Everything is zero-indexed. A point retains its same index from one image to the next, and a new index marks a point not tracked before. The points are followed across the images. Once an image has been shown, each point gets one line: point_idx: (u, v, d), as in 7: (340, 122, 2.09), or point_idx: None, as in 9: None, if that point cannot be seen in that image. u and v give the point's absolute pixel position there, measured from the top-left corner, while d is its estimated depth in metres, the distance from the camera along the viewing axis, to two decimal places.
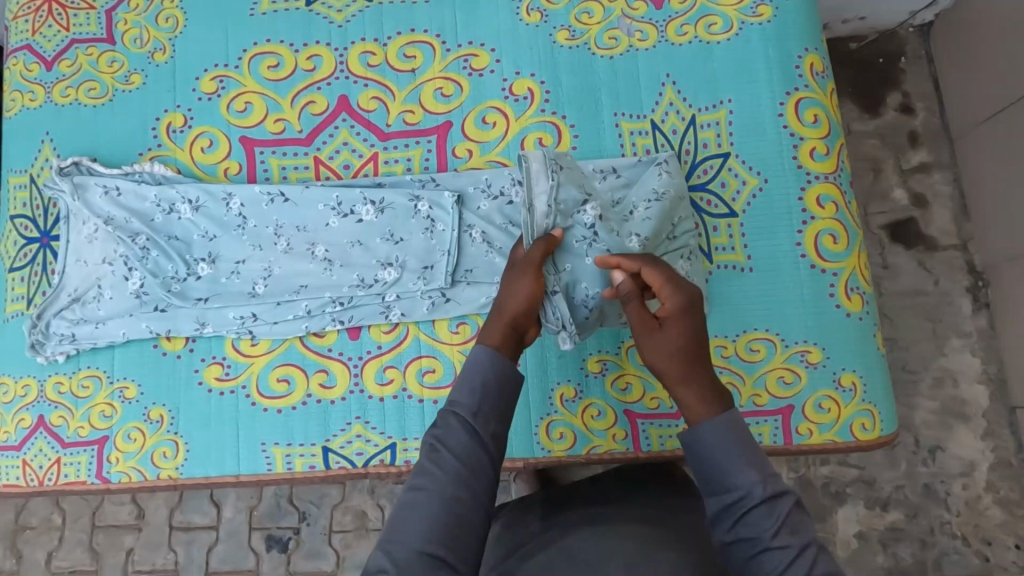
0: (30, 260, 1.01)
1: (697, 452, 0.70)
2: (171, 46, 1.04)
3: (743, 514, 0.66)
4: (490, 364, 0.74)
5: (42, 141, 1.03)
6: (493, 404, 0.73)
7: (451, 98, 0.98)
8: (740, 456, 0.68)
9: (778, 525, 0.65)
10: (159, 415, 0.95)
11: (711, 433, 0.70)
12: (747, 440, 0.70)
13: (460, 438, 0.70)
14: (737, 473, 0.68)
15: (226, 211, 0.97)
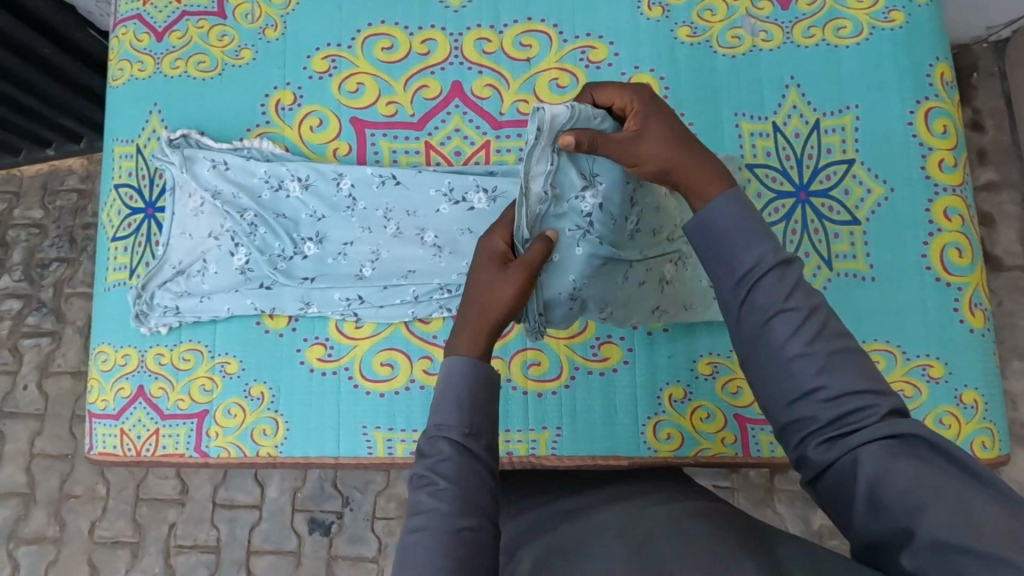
0: (133, 230, 1.10)
1: (710, 234, 0.78)
2: (281, 23, 1.14)
3: (758, 282, 0.74)
4: (469, 380, 0.82)
5: (150, 111, 1.12)
6: (481, 417, 0.80)
7: (563, 88, 1.14)
8: (753, 233, 0.76)
9: (789, 290, 0.73)
10: (260, 392, 1.08)
11: (721, 208, 0.78)
12: (754, 217, 0.77)
13: (451, 459, 0.77)
14: (752, 247, 0.75)
15: (336, 191, 1.08)
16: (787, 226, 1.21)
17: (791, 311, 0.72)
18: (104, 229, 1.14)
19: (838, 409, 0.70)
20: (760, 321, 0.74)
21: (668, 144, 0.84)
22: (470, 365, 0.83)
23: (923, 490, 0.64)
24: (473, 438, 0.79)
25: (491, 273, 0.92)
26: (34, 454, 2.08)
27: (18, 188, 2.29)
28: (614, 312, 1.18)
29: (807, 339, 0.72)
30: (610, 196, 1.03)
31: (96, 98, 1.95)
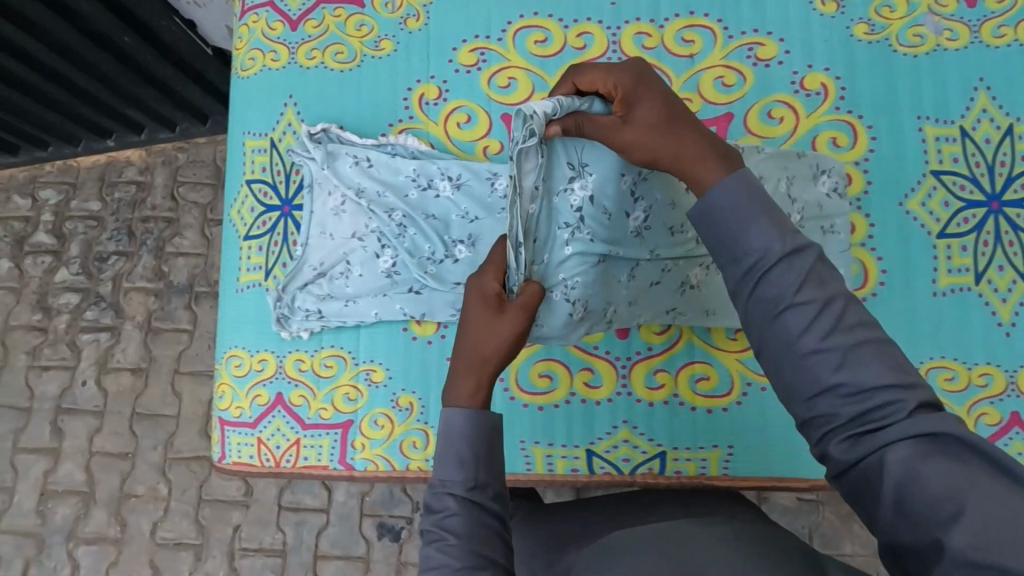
0: (270, 228, 1.17)
1: (705, 218, 0.74)
2: (422, 13, 1.20)
3: (765, 273, 0.69)
4: (471, 432, 0.81)
5: (286, 104, 1.20)
6: (484, 470, 0.80)
7: (732, 87, 1.24)
8: (750, 213, 0.71)
9: (800, 280, 0.68)
10: (408, 403, 1.14)
11: (723, 195, 0.73)
12: (760, 193, 0.72)
13: (458, 516, 0.78)
14: (751, 233, 0.70)
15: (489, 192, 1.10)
16: (977, 239, 1.25)
17: (805, 305, 0.67)
18: (236, 228, 1.19)
19: (860, 406, 0.65)
20: (772, 315, 0.68)
21: (654, 124, 0.82)
22: (468, 414, 0.82)
23: (955, 491, 0.60)
24: (477, 492, 0.79)
25: (480, 312, 0.89)
26: (94, 451, 2.04)
27: (75, 179, 2.24)
28: (619, 311, 1.20)
29: (821, 333, 0.66)
30: (601, 192, 1.07)
31: (164, 89, 1.89)
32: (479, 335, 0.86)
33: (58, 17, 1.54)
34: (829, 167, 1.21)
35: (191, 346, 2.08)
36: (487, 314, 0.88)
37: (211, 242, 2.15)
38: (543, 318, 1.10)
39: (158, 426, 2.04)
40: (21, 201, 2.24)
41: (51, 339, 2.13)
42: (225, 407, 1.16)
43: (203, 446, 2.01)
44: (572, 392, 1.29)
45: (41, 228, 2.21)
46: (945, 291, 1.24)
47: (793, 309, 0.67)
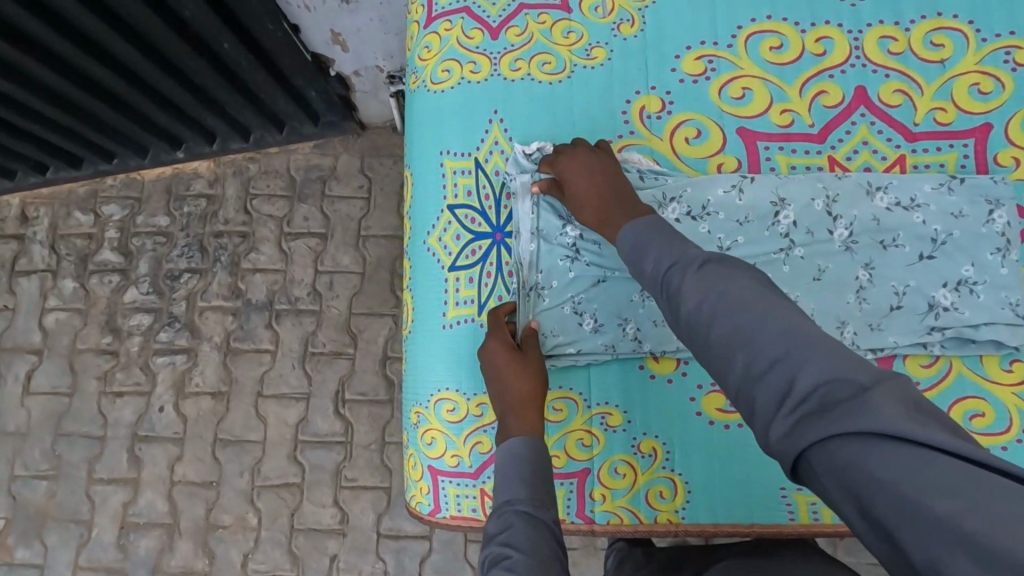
0: (481, 257, 0.87)
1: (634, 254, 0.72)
2: (641, 18, 0.89)
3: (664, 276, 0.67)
4: (530, 452, 0.72)
5: (491, 120, 0.89)
6: (547, 488, 0.69)
7: (991, 97, 0.85)
8: (651, 236, 0.70)
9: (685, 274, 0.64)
10: (652, 449, 0.82)
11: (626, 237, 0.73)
12: (665, 228, 0.72)
13: (525, 529, 0.63)
14: (649, 255, 0.69)
15: (782, 218, 0.81)
16: None
17: (699, 298, 0.63)
18: (435, 256, 0.89)
19: (776, 386, 0.54)
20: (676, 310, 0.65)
21: (588, 193, 0.79)
22: (525, 437, 0.73)
23: (908, 491, 0.45)
24: (542, 510, 0.66)
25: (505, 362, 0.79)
26: (175, 481, 1.93)
27: (139, 193, 2.13)
28: (647, 332, 0.82)
29: (710, 320, 0.61)
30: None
31: (248, 95, 1.78)
32: (506, 384, 0.78)
33: (161, 18, 1.42)
34: (886, 182, 0.82)
35: (274, 367, 1.98)
36: (511, 360, 0.79)
37: (289, 257, 2.05)
38: (565, 335, 0.82)
39: (244, 451, 1.94)
40: (82, 216, 2.12)
41: (123, 363, 2.02)
42: (435, 455, 0.86)
43: (294, 472, 1.91)
44: None
45: (105, 245, 2.10)
46: None
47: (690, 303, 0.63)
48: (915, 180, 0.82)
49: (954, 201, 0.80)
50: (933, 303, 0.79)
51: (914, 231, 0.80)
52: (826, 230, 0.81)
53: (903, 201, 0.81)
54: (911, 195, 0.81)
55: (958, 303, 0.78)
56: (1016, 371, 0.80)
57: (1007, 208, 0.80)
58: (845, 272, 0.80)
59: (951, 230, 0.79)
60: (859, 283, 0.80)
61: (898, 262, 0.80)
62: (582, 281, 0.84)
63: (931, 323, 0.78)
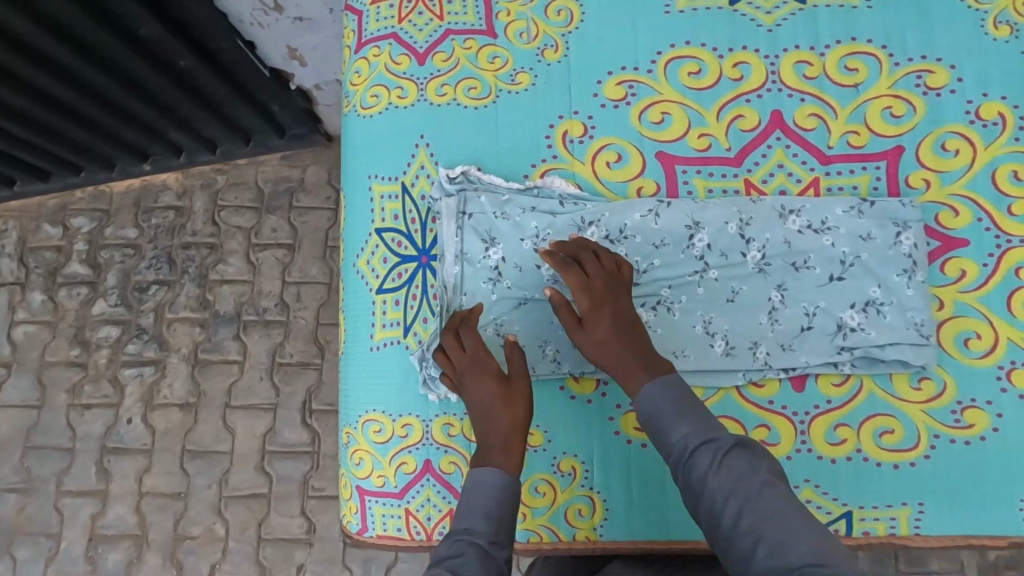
0: (407, 280, 0.89)
1: (652, 423, 0.72)
2: (564, 43, 0.91)
3: (688, 462, 0.68)
4: (503, 489, 0.73)
5: (416, 145, 0.91)
6: (510, 529, 0.72)
7: (903, 120, 0.87)
8: (678, 413, 0.71)
9: (714, 466, 0.67)
10: (572, 467, 0.83)
11: (647, 399, 0.73)
12: (687, 398, 0.72)
13: (473, 561, 0.68)
14: (675, 428, 0.70)
15: (695, 242, 0.83)
16: None
17: (724, 488, 0.65)
18: (364, 279, 0.91)
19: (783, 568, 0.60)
20: (698, 493, 0.67)
21: (612, 341, 0.76)
22: (505, 475, 0.74)
23: None
24: (497, 549, 0.70)
25: (491, 394, 0.77)
26: (144, 492, 1.94)
27: (107, 206, 2.13)
28: (565, 355, 0.83)
29: (734, 513, 0.64)
30: (523, 226, 0.86)
31: (214, 110, 1.79)
32: (493, 415, 0.76)
33: (118, 39, 1.44)
34: (799, 205, 0.83)
35: (242, 379, 1.99)
36: (499, 392, 0.77)
37: (257, 269, 2.06)
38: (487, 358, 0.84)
39: (213, 463, 1.95)
40: (51, 229, 2.13)
41: (92, 375, 2.03)
42: (363, 475, 0.88)
43: (261, 483, 1.93)
44: None
45: (74, 258, 2.11)
46: None
47: (714, 492, 0.66)
48: (828, 203, 0.83)
49: (863, 224, 0.82)
50: (841, 324, 0.81)
51: (824, 253, 0.82)
52: (739, 253, 0.83)
53: (815, 223, 0.83)
54: (823, 218, 0.83)
55: (864, 323, 0.80)
56: (925, 389, 0.82)
57: (914, 230, 0.82)
58: (759, 293, 0.82)
59: (859, 252, 0.81)
60: (771, 304, 0.82)
61: (809, 284, 0.82)
62: (504, 305, 0.85)
63: (840, 344, 0.81)
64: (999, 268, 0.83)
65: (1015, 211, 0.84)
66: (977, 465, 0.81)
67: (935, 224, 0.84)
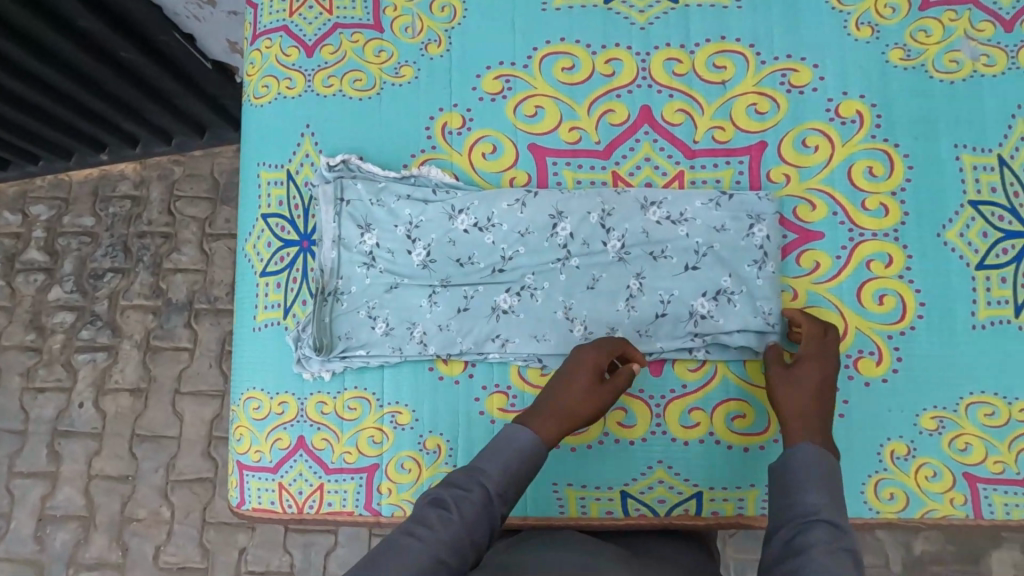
0: (288, 264, 0.92)
1: (782, 480, 0.69)
2: (447, 38, 0.94)
3: (803, 529, 0.63)
4: (529, 454, 0.73)
5: (302, 134, 0.94)
6: (516, 492, 0.70)
7: (767, 116, 0.89)
8: (814, 481, 0.67)
9: (828, 544, 0.61)
10: (436, 445, 0.87)
11: (801, 453, 0.71)
12: (835, 486, 0.68)
13: (475, 500, 0.65)
14: (813, 494, 0.66)
15: (556, 231, 0.87)
16: (1016, 270, 0.84)
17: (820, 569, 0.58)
18: (251, 262, 0.95)
19: None
20: (794, 554, 0.61)
21: (810, 389, 0.77)
22: (538, 443, 0.74)
23: None
24: (498, 504, 0.67)
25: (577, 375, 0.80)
26: (93, 475, 1.98)
27: (66, 195, 2.17)
28: (432, 336, 0.87)
29: None
30: (397, 214, 0.89)
31: (165, 102, 1.80)
32: (569, 396, 0.79)
33: (74, 42, 1.49)
34: (660, 197, 0.87)
35: (192, 365, 2.03)
36: (591, 380, 0.79)
37: (209, 258, 2.10)
38: (357, 338, 0.88)
39: (161, 447, 1.99)
40: (11, 216, 2.17)
41: (46, 360, 2.07)
42: (242, 451, 0.91)
43: (207, 468, 1.96)
44: (606, 432, 0.86)
45: (32, 245, 2.15)
46: (983, 325, 0.84)
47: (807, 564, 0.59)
48: (688, 195, 0.87)
49: (718, 216, 0.86)
50: (692, 311, 0.85)
51: (680, 243, 0.86)
52: (601, 242, 0.86)
53: (673, 215, 0.86)
54: (681, 210, 0.86)
55: (714, 311, 0.84)
56: None
57: (767, 223, 0.85)
58: (618, 281, 0.86)
59: (712, 243, 0.85)
60: (629, 292, 0.86)
61: (665, 272, 0.85)
62: (378, 288, 0.89)
63: (692, 330, 0.84)
64: (850, 262, 0.86)
65: (868, 206, 0.87)
66: None
67: (792, 217, 0.88)
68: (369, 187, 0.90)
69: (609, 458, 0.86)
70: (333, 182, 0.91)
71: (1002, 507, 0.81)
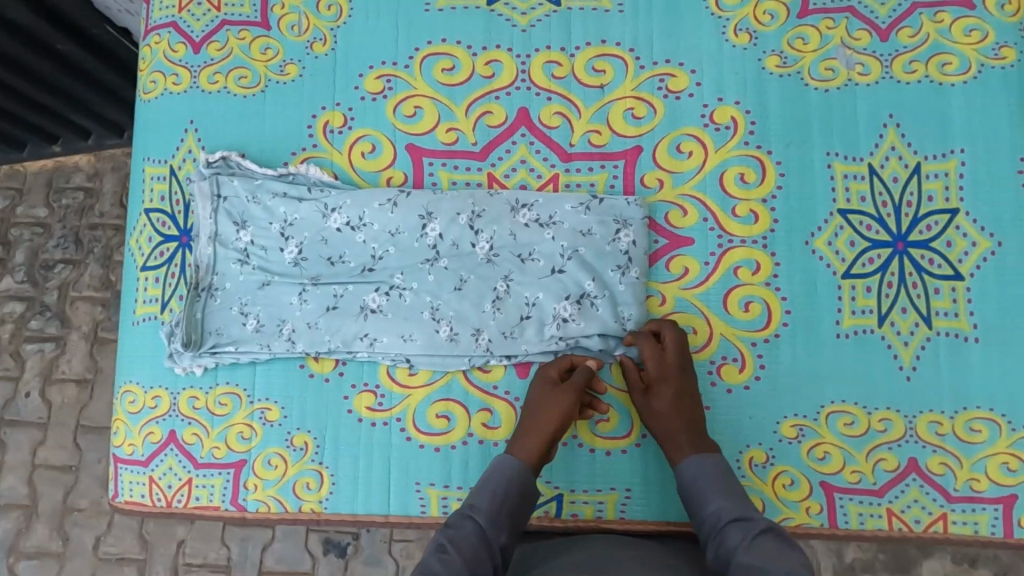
0: (167, 259, 0.93)
1: (687, 491, 0.77)
2: (332, 36, 0.94)
3: (722, 535, 0.72)
4: (516, 479, 0.78)
5: (186, 130, 0.95)
6: (509, 515, 0.76)
7: (643, 121, 0.89)
8: (719, 488, 0.75)
9: (745, 539, 0.69)
10: (303, 443, 0.87)
11: (689, 469, 0.78)
12: (730, 479, 0.77)
13: (469, 533, 0.72)
14: (714, 501, 0.74)
15: (426, 232, 0.87)
16: (882, 280, 0.84)
17: (749, 564, 0.66)
18: (133, 257, 0.95)
19: None
20: (726, 563, 0.69)
21: (667, 412, 0.81)
22: (523, 466, 0.79)
23: None
24: (495, 533, 0.74)
25: (541, 391, 0.83)
26: (36, 465, 1.56)
27: (19, 185, 1.67)
28: (300, 334, 0.87)
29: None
30: (273, 211, 0.90)
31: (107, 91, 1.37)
32: (542, 413, 0.81)
33: (92, 89, 1.34)
34: (532, 200, 0.87)
35: None
36: (551, 384, 0.83)
37: None
38: (228, 334, 0.88)
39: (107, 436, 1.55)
40: None
41: None
42: (117, 444, 0.91)
43: None
44: (469, 432, 0.86)
45: None
46: (847, 334, 0.84)
47: (737, 566, 0.66)
48: (559, 198, 0.87)
49: (585, 220, 0.86)
50: (556, 314, 0.85)
51: (547, 247, 0.86)
52: (469, 244, 0.87)
53: (542, 218, 0.87)
54: (551, 213, 0.87)
55: (578, 315, 0.85)
56: None
57: (634, 228, 0.86)
58: (486, 283, 0.86)
59: (578, 247, 0.86)
60: (496, 294, 0.86)
61: (532, 275, 0.86)
62: (252, 285, 0.89)
63: (556, 334, 0.85)
64: (718, 268, 0.86)
65: (739, 212, 0.87)
66: None
67: (663, 222, 0.88)
68: (245, 183, 0.90)
69: (474, 459, 0.86)
70: (209, 178, 0.91)
71: (857, 517, 0.81)
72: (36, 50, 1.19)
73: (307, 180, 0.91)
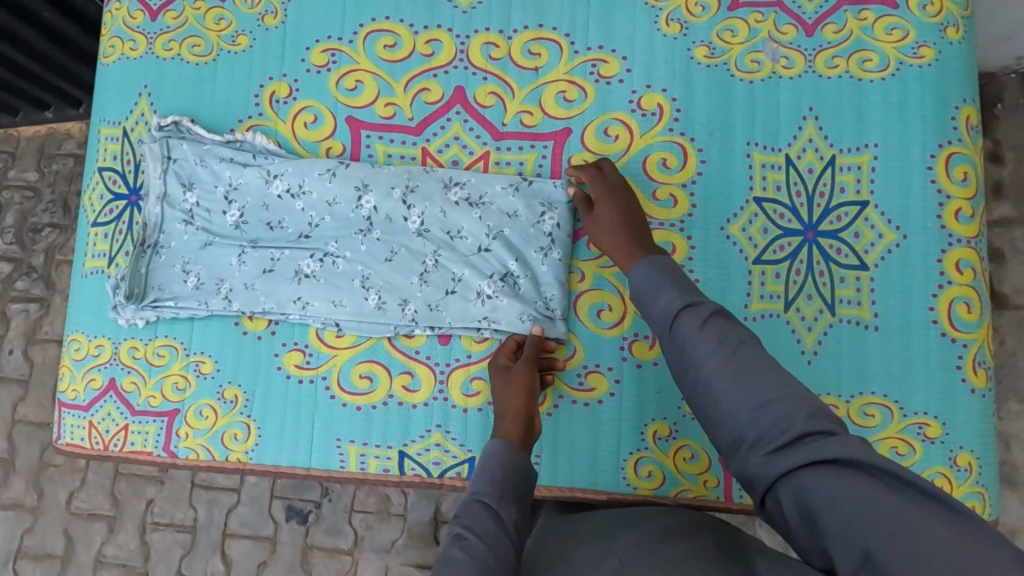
0: (116, 216, 0.97)
1: (638, 291, 0.71)
2: (283, 10, 0.98)
3: (675, 324, 0.65)
4: (508, 457, 0.73)
5: (140, 94, 0.99)
6: (515, 491, 0.70)
7: (574, 104, 0.92)
8: (666, 284, 0.68)
9: (700, 323, 0.63)
10: (233, 396, 0.92)
11: (639, 277, 0.72)
12: (677, 274, 0.70)
13: (481, 516, 0.65)
14: (661, 296, 0.68)
15: (360, 206, 0.92)
16: (790, 267, 0.87)
17: (705, 347, 0.61)
18: (85, 213, 1.00)
19: (761, 424, 0.54)
20: (680, 351, 0.63)
21: (614, 223, 0.84)
22: (511, 444, 0.74)
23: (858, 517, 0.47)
24: (506, 510, 0.67)
25: (499, 381, 0.85)
26: (16, 420, 1.45)
27: (11, 149, 1.55)
28: (237, 293, 0.91)
29: (713, 368, 0.59)
30: (218, 175, 0.94)
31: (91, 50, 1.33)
32: (513, 398, 0.82)
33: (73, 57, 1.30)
34: (464, 178, 0.91)
35: None
36: (502, 371, 0.85)
37: None
38: (168, 289, 0.93)
39: None
40: None
41: None
42: (61, 390, 0.96)
43: None
44: (390, 394, 0.90)
45: None
46: (754, 317, 0.87)
47: (692, 351, 0.61)
48: (489, 179, 0.91)
49: (513, 203, 0.90)
50: (479, 289, 0.89)
51: (474, 224, 0.90)
52: (402, 218, 0.91)
53: (473, 197, 0.91)
54: (481, 193, 0.91)
55: (500, 292, 0.89)
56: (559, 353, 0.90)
57: (558, 211, 0.90)
58: (415, 255, 0.90)
59: (502, 227, 0.90)
60: (424, 267, 0.90)
61: (459, 252, 0.90)
62: (196, 245, 0.94)
63: (477, 305, 0.89)
64: None
65: (658, 196, 0.90)
66: (592, 427, 0.88)
67: None
68: (192, 146, 0.95)
69: (393, 418, 0.90)
70: (160, 139, 0.95)
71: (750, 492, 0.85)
72: (21, 17, 1.16)
73: (252, 148, 0.95)
